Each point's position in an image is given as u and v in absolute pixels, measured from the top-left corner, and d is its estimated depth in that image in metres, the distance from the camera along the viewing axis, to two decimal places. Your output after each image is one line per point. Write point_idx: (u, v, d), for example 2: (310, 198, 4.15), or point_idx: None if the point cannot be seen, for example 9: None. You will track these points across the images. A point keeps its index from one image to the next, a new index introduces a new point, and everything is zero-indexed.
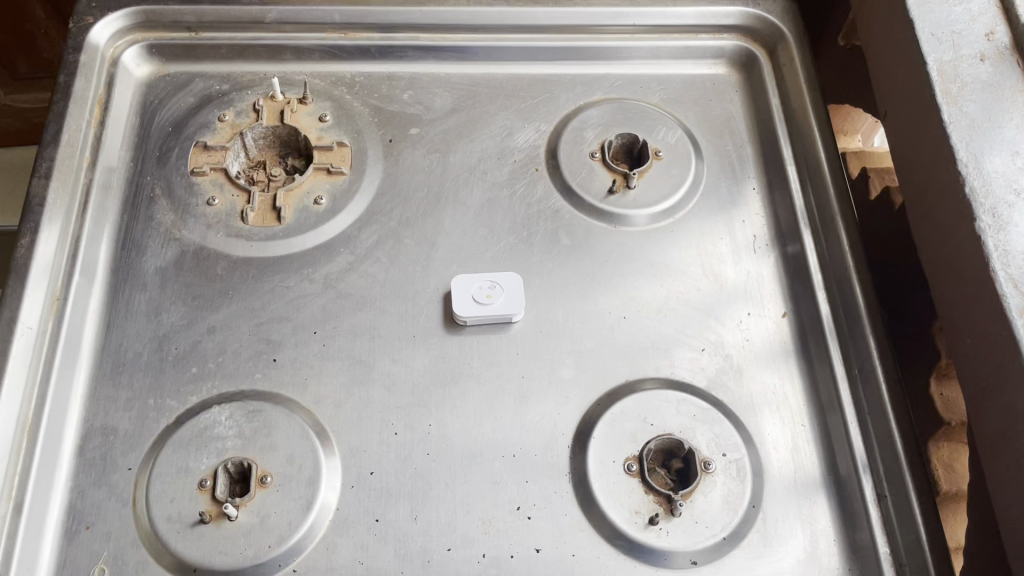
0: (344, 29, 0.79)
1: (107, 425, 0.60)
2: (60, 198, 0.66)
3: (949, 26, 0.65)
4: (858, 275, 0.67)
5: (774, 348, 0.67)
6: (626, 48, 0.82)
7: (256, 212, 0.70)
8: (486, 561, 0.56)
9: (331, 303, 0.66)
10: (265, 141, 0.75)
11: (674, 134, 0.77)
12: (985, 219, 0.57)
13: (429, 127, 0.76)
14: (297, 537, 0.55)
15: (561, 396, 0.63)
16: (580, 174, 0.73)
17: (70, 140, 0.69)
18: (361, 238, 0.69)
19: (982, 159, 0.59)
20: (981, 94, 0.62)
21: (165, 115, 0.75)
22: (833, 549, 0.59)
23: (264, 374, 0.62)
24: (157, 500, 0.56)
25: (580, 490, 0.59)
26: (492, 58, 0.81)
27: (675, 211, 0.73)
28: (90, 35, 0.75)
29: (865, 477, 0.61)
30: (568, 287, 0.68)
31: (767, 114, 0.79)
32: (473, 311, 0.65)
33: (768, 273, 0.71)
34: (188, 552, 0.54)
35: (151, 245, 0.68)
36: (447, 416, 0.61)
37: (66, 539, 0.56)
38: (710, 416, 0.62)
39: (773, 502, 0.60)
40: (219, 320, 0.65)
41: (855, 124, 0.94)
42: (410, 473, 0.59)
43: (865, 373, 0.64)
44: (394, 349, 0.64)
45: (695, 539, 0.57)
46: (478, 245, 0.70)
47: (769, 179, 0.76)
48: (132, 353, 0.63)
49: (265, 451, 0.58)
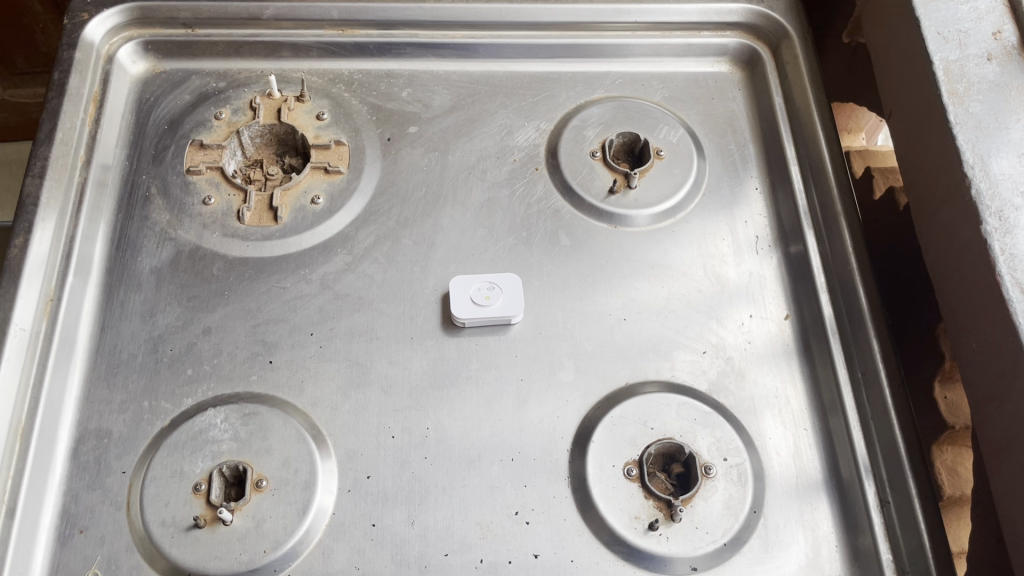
0: (342, 26, 0.78)
1: (102, 427, 0.59)
2: (54, 197, 0.65)
3: (956, 24, 0.64)
4: (862, 277, 0.66)
5: (776, 350, 0.66)
6: (627, 45, 0.81)
7: (253, 211, 0.69)
8: (483, 567, 0.56)
9: (328, 304, 0.65)
10: (262, 139, 0.74)
11: (676, 133, 0.76)
12: (991, 222, 0.56)
13: (428, 126, 0.75)
14: (293, 542, 0.55)
15: (560, 399, 0.62)
16: (580, 173, 0.72)
17: (65, 138, 0.68)
18: (359, 238, 0.68)
19: (989, 160, 0.58)
20: (988, 94, 0.61)
21: (161, 112, 0.74)
22: (835, 555, 0.59)
23: (260, 376, 0.62)
24: (151, 504, 0.56)
25: (579, 494, 0.58)
26: (493, 56, 0.80)
27: (677, 211, 0.72)
28: (85, 31, 0.74)
29: (868, 482, 0.60)
30: (568, 288, 0.67)
31: (769, 113, 0.78)
32: (471, 313, 0.64)
33: (770, 275, 0.70)
34: (182, 557, 0.54)
35: (147, 245, 0.67)
36: (445, 419, 0.61)
37: (60, 543, 0.55)
38: (711, 420, 0.61)
39: (775, 507, 0.60)
40: (215, 321, 0.64)
41: (860, 122, 0.93)
42: (407, 477, 0.58)
43: (869, 376, 0.63)
44: (392, 351, 0.63)
45: (695, 545, 0.57)
46: (477, 245, 0.69)
47: (771, 179, 0.75)
48: (126, 354, 0.62)
49: (260, 454, 0.58)
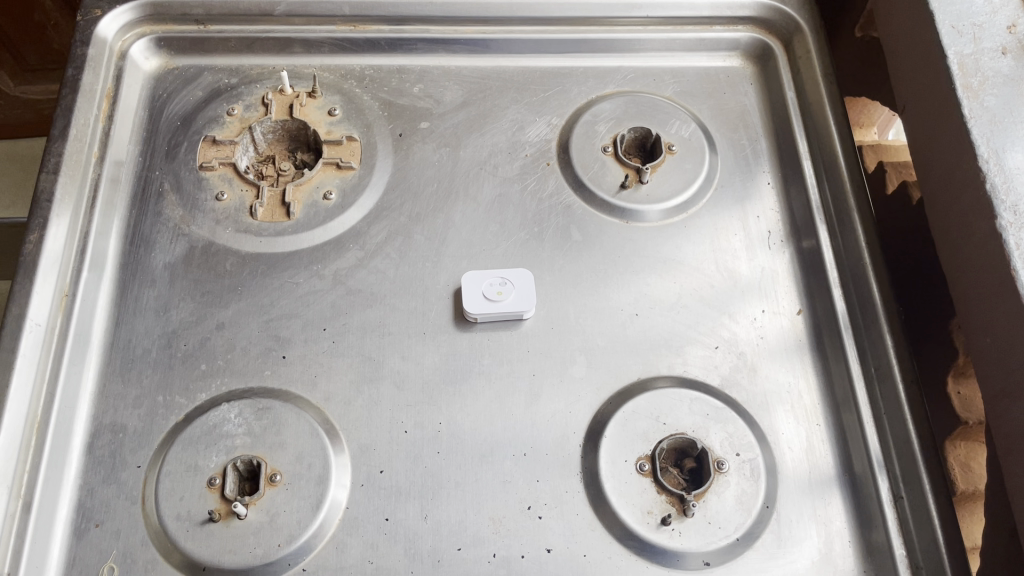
0: (353, 22, 0.78)
1: (117, 422, 0.60)
2: (68, 193, 0.66)
3: (970, 18, 0.63)
4: (876, 273, 0.66)
5: (789, 345, 0.66)
6: (639, 40, 0.80)
7: (265, 207, 0.69)
8: (496, 561, 0.56)
9: (340, 300, 0.65)
10: (274, 135, 0.75)
11: (688, 128, 0.75)
12: (1006, 217, 0.55)
13: (440, 121, 0.75)
14: (306, 536, 0.55)
15: (572, 394, 0.62)
16: (592, 169, 0.72)
17: (79, 135, 0.69)
18: (371, 233, 0.68)
19: (1005, 154, 0.57)
20: (1003, 88, 0.60)
21: (174, 109, 0.75)
22: (848, 551, 0.58)
23: (272, 371, 0.62)
24: (165, 498, 0.56)
25: (591, 490, 0.58)
26: (504, 51, 0.80)
27: (688, 207, 0.72)
28: (98, 28, 0.74)
29: (882, 477, 0.60)
30: (580, 283, 0.67)
31: (781, 107, 0.78)
32: (483, 307, 0.64)
33: (783, 269, 0.69)
34: (198, 551, 0.54)
35: (160, 241, 0.67)
36: (457, 414, 0.61)
37: (76, 537, 0.56)
38: (724, 415, 0.61)
39: (788, 502, 0.59)
40: (228, 316, 0.64)
41: (871, 116, 0.92)
42: (420, 471, 0.59)
43: (882, 371, 0.63)
44: (404, 346, 0.63)
45: (708, 541, 0.57)
46: (489, 241, 0.69)
47: (783, 173, 0.75)
48: (141, 350, 0.63)
49: (274, 449, 0.58)
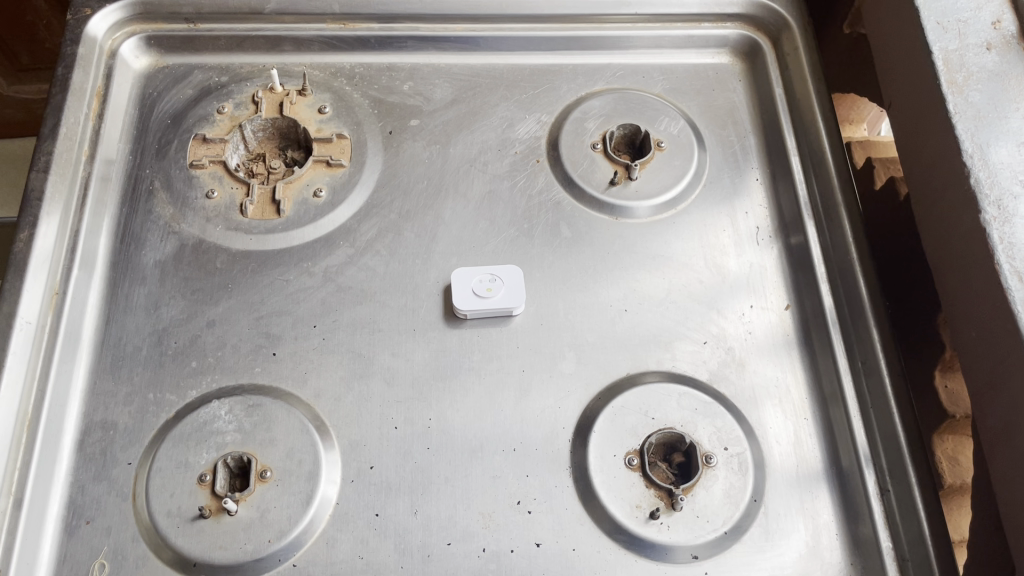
0: (343, 20, 0.78)
1: (107, 420, 0.60)
2: (59, 191, 0.66)
3: (955, 14, 0.64)
4: (863, 268, 0.66)
5: (777, 340, 0.66)
6: (627, 37, 0.81)
7: (256, 205, 0.69)
8: (486, 555, 0.56)
9: (330, 297, 0.65)
10: (264, 133, 0.75)
11: (677, 125, 0.76)
12: (990, 211, 0.56)
13: (430, 119, 0.75)
14: (296, 532, 0.55)
15: (562, 389, 0.63)
16: (581, 165, 0.73)
17: (69, 133, 0.69)
18: (361, 230, 0.69)
19: (989, 149, 0.58)
20: (987, 83, 0.61)
21: (164, 107, 0.75)
22: (835, 543, 0.59)
23: (263, 368, 0.62)
24: (156, 495, 0.56)
25: (581, 484, 0.59)
26: (494, 48, 0.80)
27: (677, 203, 0.72)
28: (88, 26, 0.74)
29: (868, 470, 0.60)
30: (569, 280, 0.68)
31: (770, 104, 0.78)
32: (472, 304, 0.64)
33: (771, 265, 0.70)
34: (188, 547, 0.54)
35: (151, 239, 0.68)
36: (447, 410, 0.61)
37: (67, 533, 0.56)
38: (712, 409, 0.62)
39: (776, 495, 0.60)
40: (218, 314, 0.64)
41: (860, 112, 0.92)
42: (410, 467, 0.59)
43: (869, 365, 0.64)
44: (394, 343, 0.64)
45: (696, 534, 0.57)
46: (479, 238, 0.69)
47: (772, 169, 0.75)
48: (131, 347, 0.63)
49: (265, 445, 0.58)
